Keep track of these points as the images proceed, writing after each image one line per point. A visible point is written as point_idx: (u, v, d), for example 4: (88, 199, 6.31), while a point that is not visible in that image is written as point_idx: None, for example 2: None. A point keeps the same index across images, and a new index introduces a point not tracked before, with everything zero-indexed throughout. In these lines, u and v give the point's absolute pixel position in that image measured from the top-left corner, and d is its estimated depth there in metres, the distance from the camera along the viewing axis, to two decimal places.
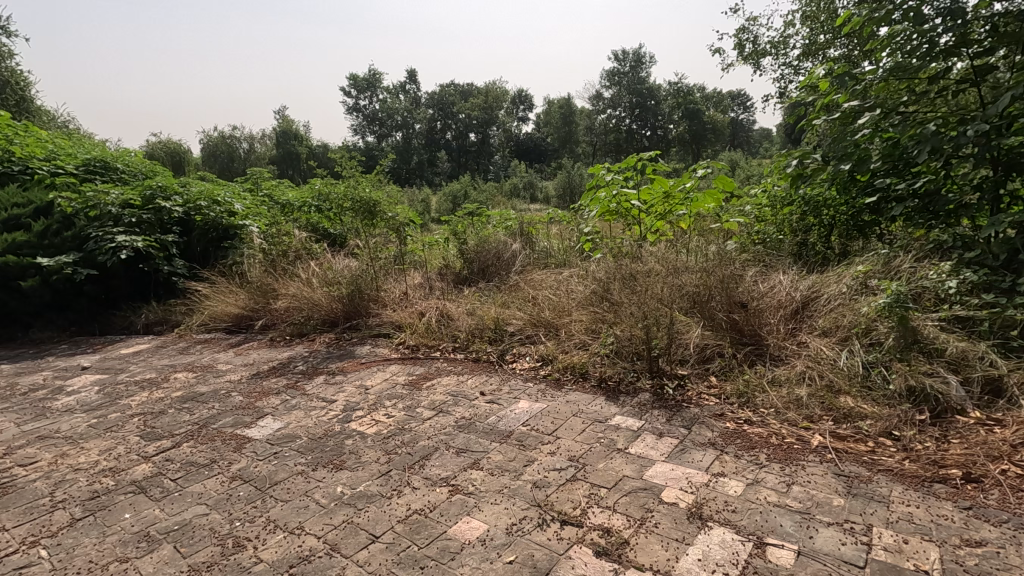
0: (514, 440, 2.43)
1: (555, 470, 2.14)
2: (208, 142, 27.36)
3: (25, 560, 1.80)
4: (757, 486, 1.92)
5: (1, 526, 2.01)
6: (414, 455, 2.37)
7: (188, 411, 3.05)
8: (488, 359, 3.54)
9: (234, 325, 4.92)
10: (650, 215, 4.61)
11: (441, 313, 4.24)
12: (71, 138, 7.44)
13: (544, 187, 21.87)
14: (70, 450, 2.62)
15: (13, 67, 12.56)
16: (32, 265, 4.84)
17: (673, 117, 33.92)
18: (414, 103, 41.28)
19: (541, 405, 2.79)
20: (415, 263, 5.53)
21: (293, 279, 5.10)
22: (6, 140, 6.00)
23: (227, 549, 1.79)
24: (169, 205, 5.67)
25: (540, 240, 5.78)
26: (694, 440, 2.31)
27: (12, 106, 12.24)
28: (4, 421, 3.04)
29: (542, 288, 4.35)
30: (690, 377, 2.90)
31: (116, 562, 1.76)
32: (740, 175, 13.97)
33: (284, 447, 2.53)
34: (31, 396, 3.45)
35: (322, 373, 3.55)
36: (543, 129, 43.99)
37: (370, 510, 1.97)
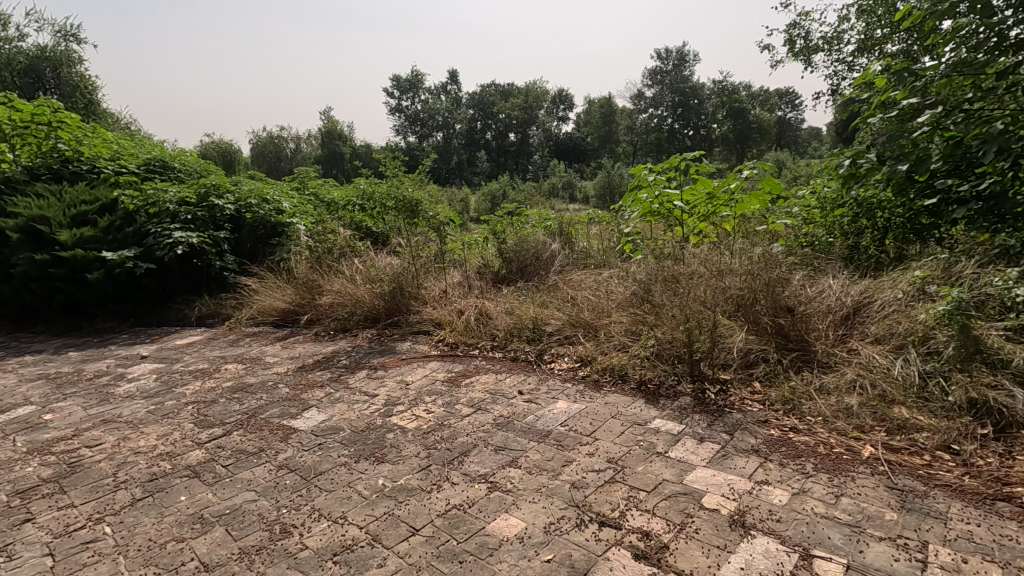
0: (552, 440, 2.43)
1: (593, 471, 2.14)
2: (258, 142, 28.39)
3: (92, 536, 1.92)
4: (803, 496, 1.87)
5: (71, 502, 2.14)
6: (453, 451, 2.40)
7: (238, 401, 3.18)
8: (527, 358, 3.55)
9: (281, 319, 5.08)
10: (692, 216, 4.52)
11: (481, 311, 4.28)
12: (133, 139, 7.87)
13: (583, 187, 21.75)
14: (131, 434, 2.77)
15: (85, 72, 13.32)
16: (97, 259, 5.14)
17: (717, 116, 33.13)
18: (456, 103, 41.71)
19: (579, 406, 2.78)
20: (455, 262, 5.58)
21: (337, 275, 5.23)
22: (77, 141, 6.40)
23: (275, 535, 1.86)
24: (221, 203, 5.91)
25: (580, 241, 5.74)
26: (737, 446, 2.26)
27: (81, 108, 13.05)
28: (72, 405, 3.24)
29: (582, 288, 4.34)
30: (733, 382, 2.84)
31: (173, 542, 1.86)
32: (787, 175, 13.55)
33: (328, 439, 2.60)
34: (96, 382, 3.67)
35: (363, 368, 3.63)
36: (583, 130, 43.75)
37: (410, 503, 2.01)
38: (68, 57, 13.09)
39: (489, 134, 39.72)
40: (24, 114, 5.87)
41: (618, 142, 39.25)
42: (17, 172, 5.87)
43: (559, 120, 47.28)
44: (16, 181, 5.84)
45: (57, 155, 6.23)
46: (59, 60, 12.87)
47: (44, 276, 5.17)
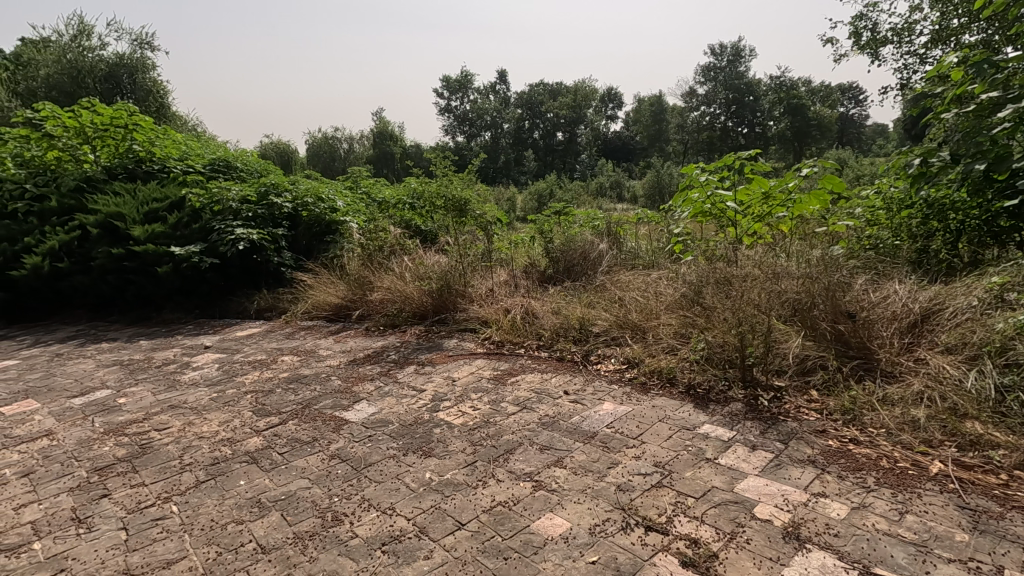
0: (598, 441, 2.41)
1: (639, 475, 2.11)
2: (314, 143, 29.44)
3: (161, 513, 2.05)
4: (863, 511, 1.78)
5: (142, 481, 2.29)
6: (499, 448, 2.42)
7: (294, 392, 3.31)
8: (573, 358, 3.54)
9: (334, 314, 5.25)
10: (747, 217, 4.37)
11: (527, 310, 4.28)
12: (200, 139, 8.35)
13: (631, 186, 21.44)
14: (195, 419, 2.93)
15: (158, 77, 14.12)
16: (166, 254, 5.48)
17: (773, 113, 31.67)
18: (504, 103, 41.92)
19: (625, 408, 2.75)
20: (502, 260, 5.61)
21: (387, 272, 5.35)
22: (150, 142, 6.85)
23: (327, 523, 1.93)
24: (280, 202, 6.16)
25: (628, 241, 5.66)
26: (792, 455, 2.18)
27: (154, 112, 13.89)
28: (143, 390, 3.46)
29: (629, 288, 4.27)
30: (789, 390, 2.73)
31: (234, 523, 1.96)
32: (849, 175, 12.93)
33: (377, 431, 2.67)
34: (164, 369, 3.91)
35: (412, 364, 3.71)
36: (631, 129, 43.12)
37: (456, 498, 2.04)
38: (143, 64, 13.95)
39: (536, 133, 39.71)
40: (104, 118, 6.30)
41: (668, 141, 38.47)
42: (97, 173, 6.39)
43: (608, 119, 46.78)
44: (96, 180, 6.33)
45: (133, 156, 6.67)
46: (135, 66, 13.72)
47: (119, 269, 5.60)
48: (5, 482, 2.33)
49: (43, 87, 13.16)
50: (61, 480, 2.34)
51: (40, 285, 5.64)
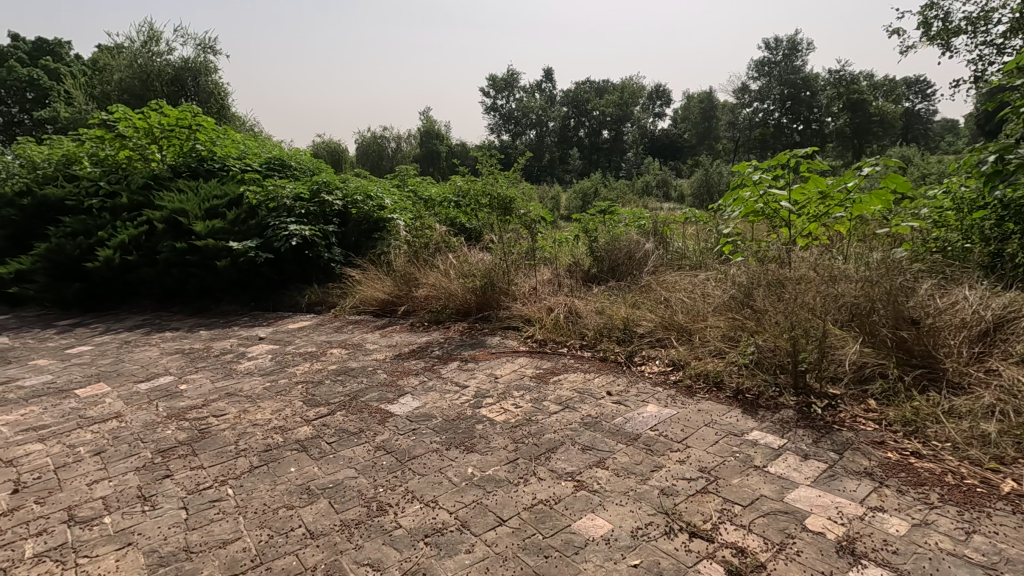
0: (641, 444, 2.37)
1: (684, 479, 2.06)
2: (363, 142, 30.15)
3: (218, 495, 2.15)
4: (925, 529, 1.69)
5: (201, 464, 2.42)
6: (540, 446, 2.42)
7: (342, 383, 3.41)
8: (616, 359, 3.50)
9: (380, 309, 5.37)
10: (802, 217, 4.19)
11: (571, 309, 4.26)
12: (256, 139, 8.72)
13: (678, 185, 20.95)
14: (250, 407, 3.07)
15: (220, 80, 14.75)
16: (225, 248, 5.75)
17: (832, 109, 30.27)
18: (550, 101, 41.73)
19: (670, 411, 2.70)
20: (546, 259, 5.60)
21: (432, 269, 5.43)
22: (211, 142, 7.19)
23: (373, 512, 1.98)
24: (330, 199, 6.35)
25: (675, 241, 5.53)
26: (847, 466, 2.09)
27: (215, 113, 14.54)
28: (202, 377, 3.65)
29: (676, 289, 4.17)
30: (845, 398, 2.62)
31: (285, 508, 2.04)
32: (915, 174, 12.23)
33: (421, 425, 2.72)
34: (222, 358, 4.10)
35: (455, 360, 3.76)
36: (680, 127, 42.18)
37: (498, 494, 2.06)
38: (207, 67, 14.61)
39: (582, 131, 39.35)
40: (170, 119, 6.67)
41: (718, 139, 37.43)
42: (164, 171, 6.81)
43: (655, 117, 45.96)
44: (162, 178, 6.75)
45: (196, 155, 7.00)
46: (199, 69, 14.37)
47: (182, 262, 5.90)
48: (80, 459, 2.51)
49: (116, 91, 13.97)
50: (129, 459, 2.49)
51: (112, 276, 6.02)
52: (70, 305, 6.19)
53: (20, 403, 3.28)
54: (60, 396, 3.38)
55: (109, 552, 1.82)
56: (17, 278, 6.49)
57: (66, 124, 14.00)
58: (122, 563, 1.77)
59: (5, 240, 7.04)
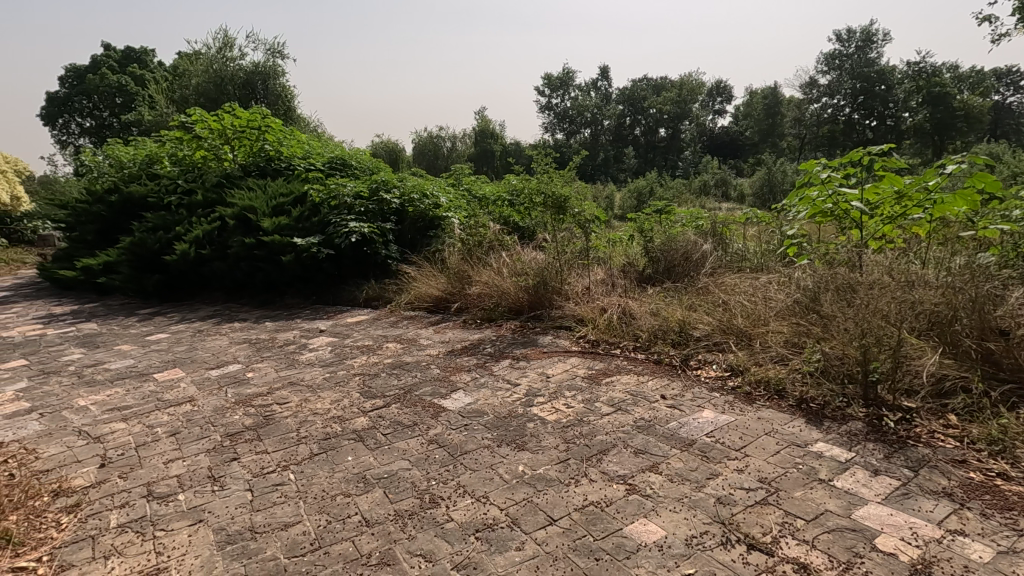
0: (696, 450, 2.31)
1: (742, 489, 1.99)
2: (419, 142, 30.80)
3: (280, 479, 2.26)
4: (1013, 557, 1.56)
5: (266, 449, 2.54)
6: (592, 448, 2.40)
7: (397, 377, 3.50)
8: (671, 362, 3.42)
9: (434, 305, 5.48)
10: (876, 219, 3.95)
11: (624, 310, 4.20)
12: (320, 139, 9.06)
13: (738, 185, 20.23)
14: (310, 396, 3.20)
15: (287, 83, 15.42)
16: (290, 244, 6.03)
17: (909, 104, 28.38)
18: (606, 99, 41.17)
19: (727, 418, 2.61)
20: (600, 259, 5.53)
21: (486, 267, 5.48)
22: (278, 142, 7.47)
23: (425, 504, 2.02)
24: (388, 198, 6.51)
25: (735, 242, 5.34)
26: (923, 485, 1.95)
27: (282, 114, 15.21)
28: (267, 366, 3.84)
29: (734, 292, 4.03)
30: (921, 412, 2.45)
31: (342, 495, 2.11)
32: (1006, 172, 11.28)
33: (473, 421, 2.75)
34: (285, 348, 4.29)
35: (507, 358, 3.78)
36: (741, 124, 40.70)
37: (549, 493, 2.05)
38: (275, 71, 15.29)
39: (638, 129, 38.67)
40: (241, 121, 7.04)
41: (782, 136, 35.86)
42: (234, 170, 7.17)
43: (715, 113, 44.55)
44: (234, 177, 7.11)
45: (264, 155, 7.32)
46: (268, 73, 15.08)
47: (251, 257, 6.22)
48: (158, 439, 2.69)
49: (194, 94, 14.84)
50: (201, 441, 2.65)
51: (187, 269, 6.43)
52: (150, 295, 6.66)
53: (107, 384, 3.56)
54: (141, 379, 3.65)
55: (183, 527, 1.95)
56: (106, 269, 7.04)
57: (149, 125, 15.01)
58: (193, 538, 1.88)
59: (96, 234, 7.64)
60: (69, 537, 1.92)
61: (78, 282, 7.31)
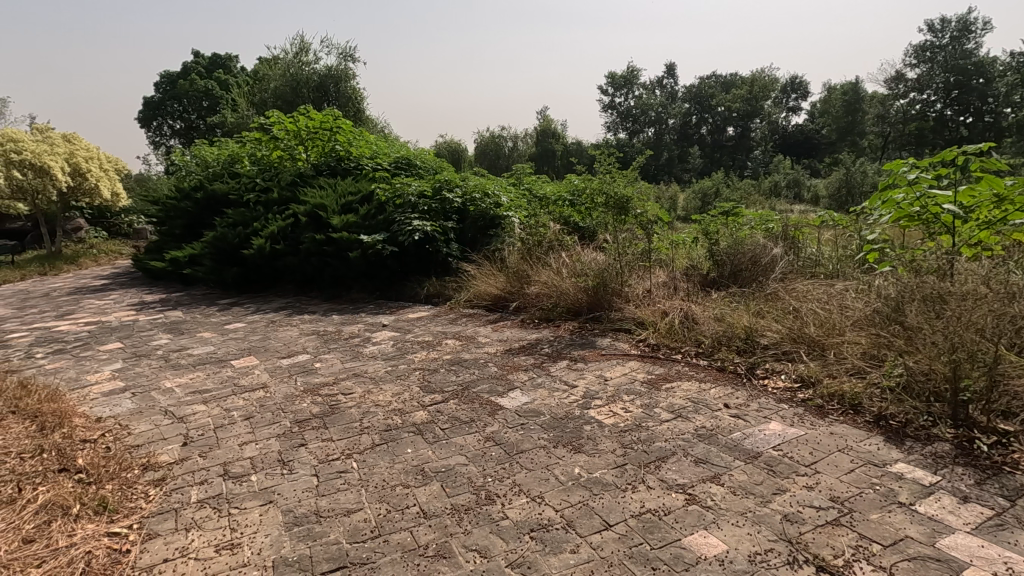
0: (762, 463, 2.21)
1: (812, 508, 1.89)
2: (481, 142, 31.16)
3: (344, 467, 2.35)
4: None
5: (331, 437, 2.65)
6: (650, 454, 2.35)
7: (455, 373, 3.56)
8: (735, 370, 3.29)
9: (493, 304, 5.53)
10: (970, 224, 3.64)
11: (686, 314, 4.08)
12: (387, 139, 9.35)
13: (812, 185, 19.19)
14: (373, 388, 3.31)
15: (357, 86, 16.02)
16: (356, 242, 6.26)
17: (1012, 99, 25.98)
18: (672, 97, 40.13)
19: (796, 431, 2.48)
20: (661, 261, 5.39)
21: (545, 267, 5.48)
22: (348, 143, 7.76)
23: (482, 500, 2.05)
24: (451, 197, 6.61)
25: (808, 247, 5.07)
26: (1022, 517, 1.78)
27: (352, 116, 15.81)
28: (334, 357, 4.01)
29: (807, 298, 3.83)
30: (1020, 437, 2.24)
31: (401, 486, 2.17)
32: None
33: (529, 421, 2.76)
34: (350, 341, 4.46)
35: (564, 358, 3.76)
36: (817, 122, 38.58)
37: (605, 498, 2.03)
38: (347, 74, 15.90)
39: (704, 128, 37.50)
40: (315, 122, 7.40)
41: (863, 134, 33.69)
42: (307, 169, 7.52)
43: (789, 111, 42.47)
44: (306, 176, 7.47)
45: (334, 155, 7.65)
46: (340, 76, 15.69)
47: (320, 252, 6.51)
48: (234, 422, 2.87)
49: (272, 97, 15.68)
50: (272, 426, 2.80)
51: (263, 263, 6.81)
52: (230, 287, 7.11)
53: (190, 368, 3.83)
54: (220, 364, 3.90)
55: (255, 506, 2.07)
56: (191, 261, 7.58)
57: (231, 127, 16.02)
58: (264, 517, 1.99)
59: (183, 228, 8.24)
60: (156, 508, 2.08)
61: (167, 273, 7.91)
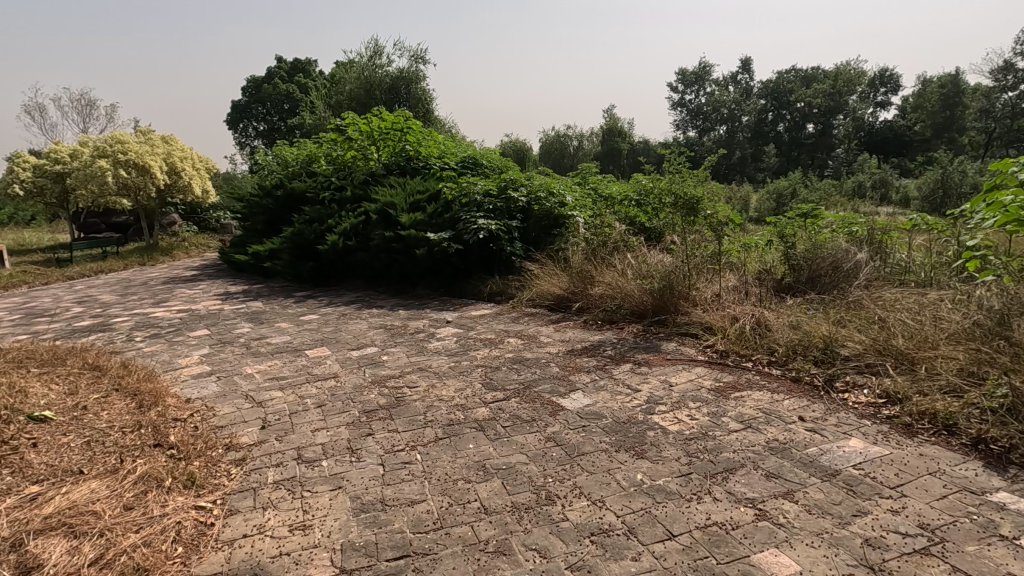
0: (841, 482, 2.08)
1: (898, 533, 1.76)
2: (546, 142, 31.11)
3: (408, 458, 2.42)
4: None
5: (396, 428, 2.74)
6: (717, 465, 2.26)
7: (517, 371, 3.58)
8: (811, 381, 3.12)
9: (555, 303, 5.49)
10: None
11: (759, 321, 3.90)
12: (455, 139, 9.52)
13: (902, 185, 17.82)
14: (437, 383, 3.39)
15: (427, 87, 16.43)
16: (423, 240, 6.43)
17: None
18: (746, 94, 38.49)
19: (879, 450, 2.32)
20: (731, 265, 5.14)
21: (609, 268, 5.40)
22: (417, 142, 7.96)
23: (541, 500, 2.05)
24: (516, 196, 6.63)
25: (897, 252, 4.69)
26: None
27: (421, 116, 16.21)
28: (400, 351, 4.13)
29: (895, 307, 3.56)
30: None
31: (463, 480, 2.21)
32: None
33: (591, 423, 2.73)
34: (416, 336, 4.59)
35: (628, 362, 3.69)
36: (909, 118, 35.77)
37: (668, 506, 1.98)
38: (418, 75, 16.33)
39: (781, 125, 35.66)
40: (387, 123, 7.76)
41: (963, 130, 30.91)
42: (378, 168, 7.79)
43: (876, 106, 39.64)
44: (377, 175, 7.74)
45: (404, 155, 7.88)
46: (411, 78, 16.14)
47: (389, 249, 6.73)
48: (307, 409, 3.02)
49: (347, 100, 16.35)
50: (342, 415, 2.92)
51: (336, 258, 7.13)
52: (305, 280, 7.50)
53: (268, 356, 4.07)
54: (296, 354, 4.12)
55: (325, 491, 2.17)
56: (270, 255, 8.04)
57: (309, 128, 16.84)
58: (334, 502, 2.09)
59: (264, 224, 8.76)
60: (237, 485, 2.23)
61: (249, 266, 8.44)
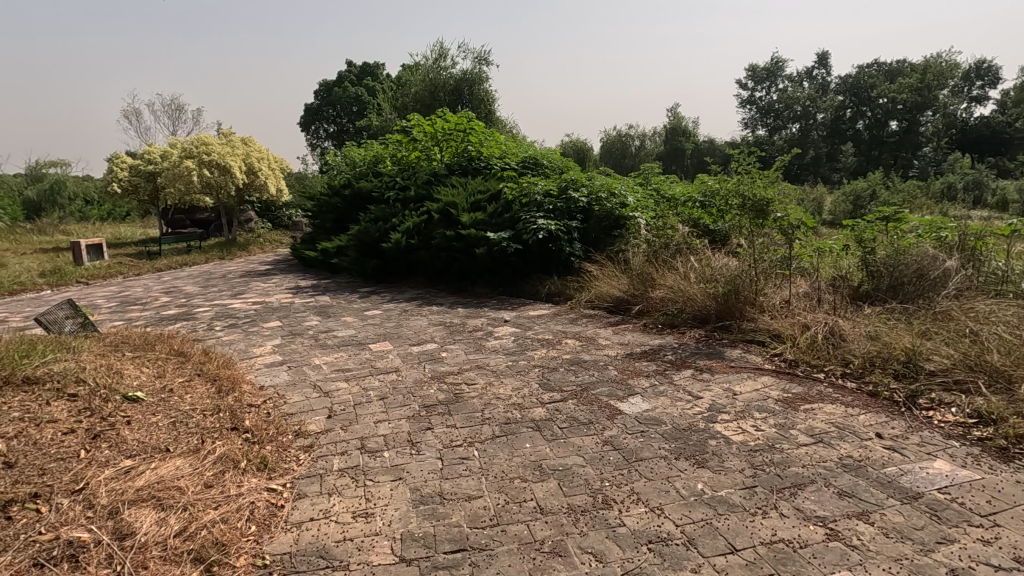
0: (923, 506, 1.94)
1: (988, 565, 1.62)
2: (608, 142, 30.69)
3: (465, 454, 2.46)
4: None
5: (454, 424, 2.79)
6: (785, 479, 2.16)
7: (574, 373, 3.56)
8: (891, 396, 2.92)
9: (614, 305, 5.42)
10: None
11: (832, 330, 3.69)
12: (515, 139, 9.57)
13: (999, 187, 16.33)
14: (494, 381, 3.42)
15: (489, 88, 16.58)
16: (484, 239, 6.52)
17: None
18: (823, 90, 36.45)
19: (968, 474, 2.14)
20: (802, 270, 4.87)
21: (671, 271, 5.27)
22: (479, 143, 8.06)
23: (598, 503, 2.03)
24: (576, 196, 6.59)
25: (992, 260, 4.31)
26: None
27: (483, 117, 16.39)
28: (459, 348, 4.20)
29: (989, 321, 3.28)
30: None
31: (519, 479, 2.23)
32: None
33: (650, 429, 2.67)
34: (474, 334, 4.65)
35: (689, 367, 3.59)
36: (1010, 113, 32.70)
37: (731, 519, 1.91)
38: (481, 76, 16.51)
39: (861, 123, 33.50)
40: (450, 124, 7.90)
41: None
42: (441, 168, 7.95)
43: (971, 101, 36.50)
44: (440, 175, 7.91)
45: (466, 155, 8.00)
46: (474, 79, 16.35)
47: (449, 248, 6.86)
48: (370, 401, 3.13)
49: (412, 102, 16.83)
50: (402, 408, 3.01)
51: (399, 256, 7.34)
52: (369, 277, 7.77)
53: (335, 348, 4.25)
54: (360, 347, 4.27)
55: (387, 481, 2.24)
56: (338, 251, 8.37)
57: (376, 129, 17.40)
58: (394, 492, 2.15)
59: (333, 222, 9.14)
60: (305, 470, 2.35)
61: (318, 262, 8.83)
